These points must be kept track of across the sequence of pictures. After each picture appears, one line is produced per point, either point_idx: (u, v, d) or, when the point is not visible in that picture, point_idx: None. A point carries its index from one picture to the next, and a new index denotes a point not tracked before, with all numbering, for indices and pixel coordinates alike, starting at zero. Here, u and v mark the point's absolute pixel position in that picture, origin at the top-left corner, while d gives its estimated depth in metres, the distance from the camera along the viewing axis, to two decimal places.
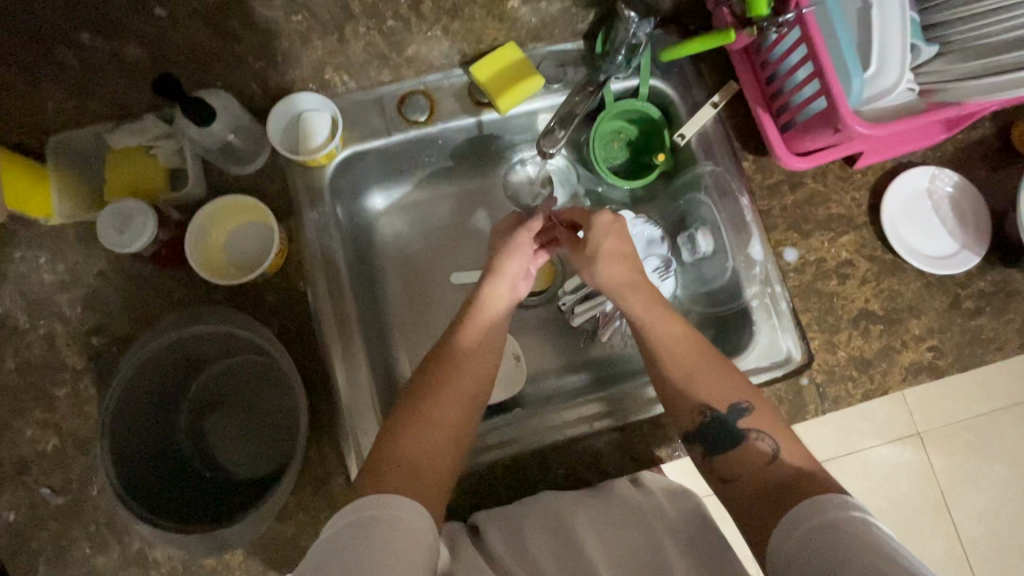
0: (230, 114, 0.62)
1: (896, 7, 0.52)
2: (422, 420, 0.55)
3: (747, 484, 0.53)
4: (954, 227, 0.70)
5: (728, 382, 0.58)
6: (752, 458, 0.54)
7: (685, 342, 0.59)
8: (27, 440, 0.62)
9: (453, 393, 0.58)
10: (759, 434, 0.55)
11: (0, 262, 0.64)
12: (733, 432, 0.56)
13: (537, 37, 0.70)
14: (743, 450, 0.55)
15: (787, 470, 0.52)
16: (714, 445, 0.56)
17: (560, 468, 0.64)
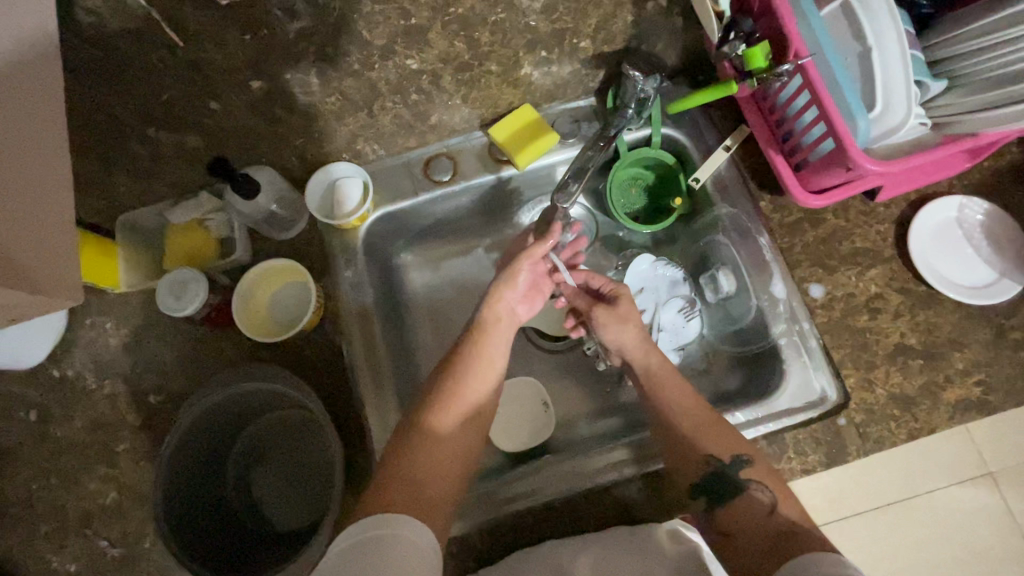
0: (274, 187, 0.68)
1: (895, 49, 0.53)
2: (427, 437, 0.58)
3: (748, 535, 0.55)
4: (991, 256, 0.68)
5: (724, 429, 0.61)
6: (751, 507, 0.57)
7: None
8: (91, 494, 0.66)
9: (458, 411, 0.61)
10: (758, 486, 0.57)
11: (74, 329, 0.71)
12: (738, 479, 0.58)
13: (551, 98, 0.74)
14: (752, 504, 0.57)
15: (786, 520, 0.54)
16: (719, 493, 0.59)
17: (592, 518, 0.64)
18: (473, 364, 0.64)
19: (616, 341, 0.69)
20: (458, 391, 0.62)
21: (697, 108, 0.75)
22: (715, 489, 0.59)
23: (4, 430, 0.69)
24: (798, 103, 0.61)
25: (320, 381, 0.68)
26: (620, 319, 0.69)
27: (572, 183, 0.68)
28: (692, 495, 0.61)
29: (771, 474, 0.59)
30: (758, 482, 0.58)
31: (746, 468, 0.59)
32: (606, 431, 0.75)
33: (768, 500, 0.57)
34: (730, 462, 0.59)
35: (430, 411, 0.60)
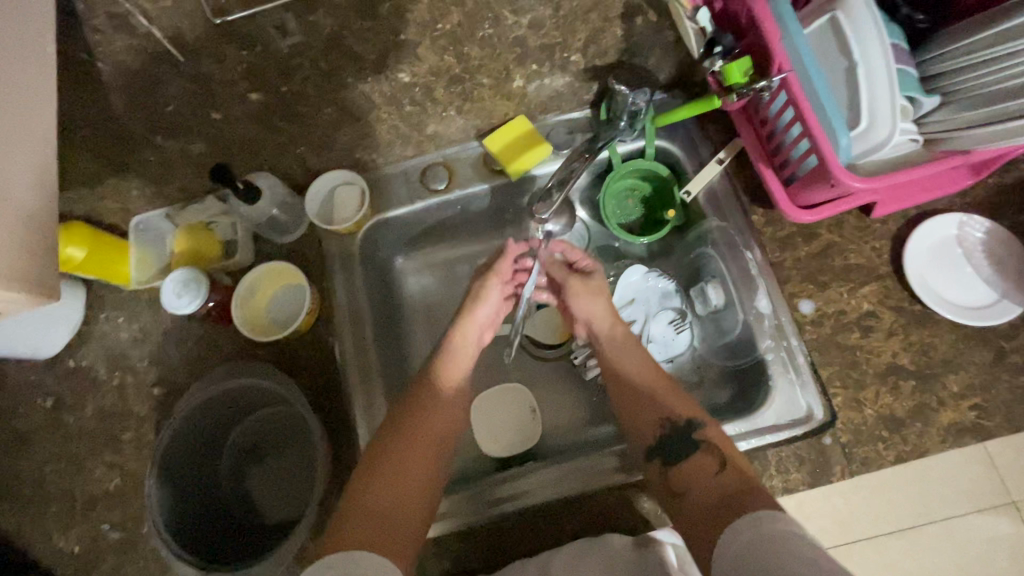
0: (276, 194, 0.72)
1: (881, 64, 0.53)
2: (393, 469, 0.60)
3: (699, 493, 0.58)
4: (991, 275, 0.66)
5: (676, 398, 0.66)
6: (701, 469, 0.60)
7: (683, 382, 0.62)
8: (96, 479, 0.70)
9: (422, 442, 0.63)
10: (709, 446, 0.61)
11: (90, 322, 0.76)
12: (692, 443, 0.62)
13: (546, 109, 0.75)
14: (705, 468, 0.60)
15: (732, 485, 0.57)
16: (674, 454, 0.62)
17: (567, 525, 0.64)
18: (437, 390, 0.67)
19: (586, 313, 0.74)
20: (421, 417, 0.65)
21: (691, 120, 0.75)
22: (669, 449, 0.62)
23: (22, 415, 0.74)
24: (785, 117, 0.61)
25: (312, 380, 0.70)
26: (592, 290, 0.74)
27: (555, 192, 0.68)
28: (647, 459, 0.64)
29: (723, 437, 0.61)
30: (711, 445, 0.61)
31: (700, 432, 0.62)
32: (593, 439, 0.76)
33: (716, 462, 0.59)
34: (685, 427, 0.63)
35: (391, 439, 0.62)
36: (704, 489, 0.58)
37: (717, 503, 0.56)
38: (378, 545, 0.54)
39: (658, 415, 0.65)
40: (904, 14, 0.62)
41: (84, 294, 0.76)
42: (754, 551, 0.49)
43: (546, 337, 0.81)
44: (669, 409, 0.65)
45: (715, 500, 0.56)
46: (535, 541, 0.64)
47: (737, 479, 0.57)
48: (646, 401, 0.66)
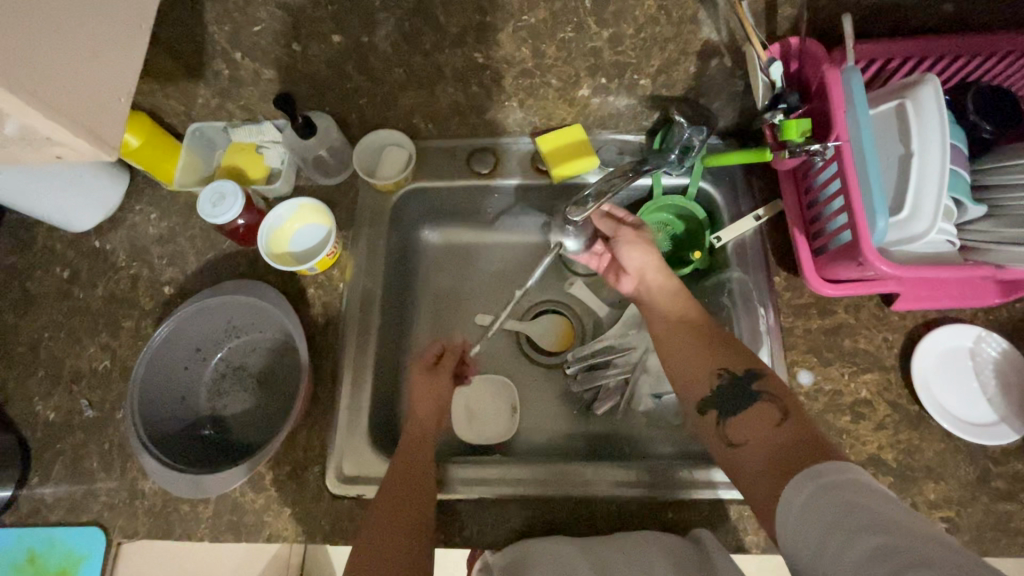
0: (326, 136, 0.75)
1: (936, 163, 0.53)
2: (382, 541, 0.54)
3: (756, 446, 0.52)
4: (997, 397, 0.65)
5: (731, 349, 0.60)
6: (759, 421, 0.54)
7: (713, 347, 0.61)
8: (88, 356, 0.73)
9: (406, 518, 0.57)
10: (771, 396, 0.55)
11: (124, 210, 0.79)
12: (752, 394, 0.56)
13: (603, 125, 0.77)
14: (765, 419, 0.54)
15: (793, 435, 0.51)
16: (731, 407, 0.56)
17: (475, 523, 0.65)
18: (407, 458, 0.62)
19: (639, 260, 0.70)
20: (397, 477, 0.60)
21: (738, 170, 0.76)
22: (727, 401, 0.57)
23: (40, 279, 0.77)
24: (832, 188, 0.62)
25: (312, 319, 0.73)
26: (645, 241, 0.71)
27: (591, 200, 0.67)
28: (702, 411, 0.58)
29: (785, 389, 0.56)
30: (773, 395, 0.55)
31: (760, 382, 0.57)
32: (565, 451, 0.76)
33: (778, 411, 0.54)
34: (744, 376, 0.57)
35: (373, 518, 0.57)
36: (764, 440, 0.52)
37: (773, 453, 0.51)
38: None
39: (714, 364, 0.59)
40: (972, 121, 0.61)
41: (127, 183, 0.79)
42: (820, 505, 0.43)
43: (544, 344, 0.82)
44: (727, 359, 0.59)
45: (764, 451, 0.51)
46: (455, 523, 0.65)
47: (803, 431, 0.51)
48: (699, 354, 0.61)
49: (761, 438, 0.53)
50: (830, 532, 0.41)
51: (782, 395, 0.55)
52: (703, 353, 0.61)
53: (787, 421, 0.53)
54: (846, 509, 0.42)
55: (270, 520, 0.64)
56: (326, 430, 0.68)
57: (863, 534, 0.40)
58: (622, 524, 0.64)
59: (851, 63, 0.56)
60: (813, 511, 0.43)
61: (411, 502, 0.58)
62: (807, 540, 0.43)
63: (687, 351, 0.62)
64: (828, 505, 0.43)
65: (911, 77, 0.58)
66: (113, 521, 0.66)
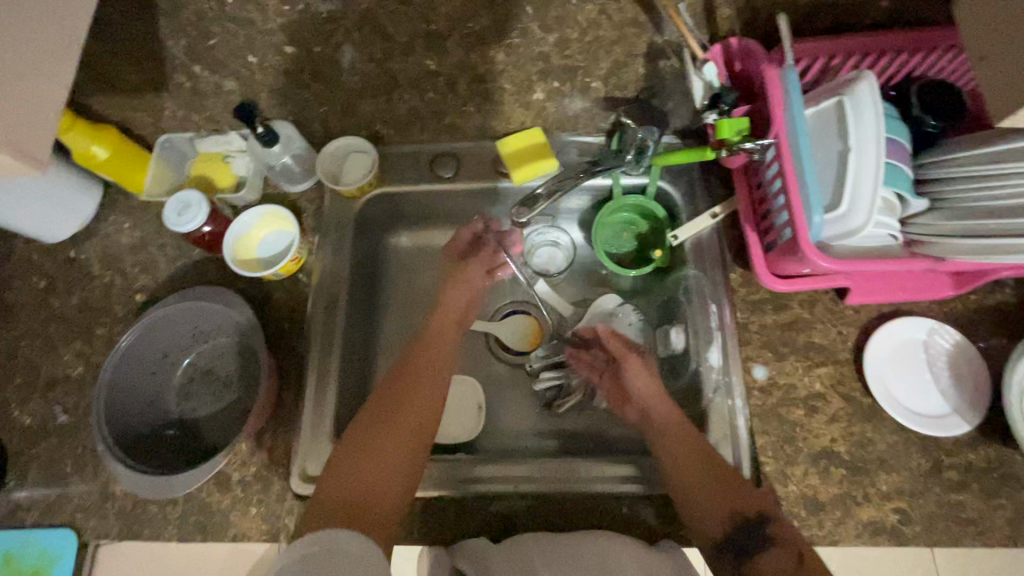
0: (290, 142, 0.76)
1: (871, 158, 0.54)
2: (376, 435, 0.62)
3: None
4: (949, 389, 0.65)
5: (742, 490, 0.59)
6: (775, 563, 0.54)
7: (719, 474, 0.60)
8: (62, 363, 0.75)
9: (401, 423, 0.64)
10: (783, 538, 0.55)
11: (98, 221, 0.81)
12: (761, 539, 0.56)
13: (561, 126, 0.75)
14: (777, 563, 0.54)
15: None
16: (744, 551, 0.56)
17: (423, 527, 0.65)
18: (405, 397, 0.66)
19: (643, 391, 0.69)
20: (397, 410, 0.64)
21: (695, 168, 0.77)
22: (741, 543, 0.56)
23: (17, 290, 0.79)
24: (777, 185, 0.62)
25: (278, 322, 0.74)
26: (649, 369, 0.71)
27: (541, 199, 0.70)
28: (716, 551, 0.57)
29: (795, 535, 0.56)
30: (786, 541, 0.55)
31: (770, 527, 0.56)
32: (530, 450, 0.77)
33: (794, 558, 0.54)
34: (756, 522, 0.57)
35: (371, 417, 0.64)
36: None
37: None
38: (353, 517, 0.57)
39: (726, 509, 0.58)
40: (915, 115, 0.61)
41: (100, 194, 0.81)
42: None
43: (512, 343, 0.83)
44: (740, 505, 0.58)
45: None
46: (414, 522, 0.66)
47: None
48: (716, 484, 0.59)
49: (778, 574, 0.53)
50: None
51: (793, 537, 0.55)
52: (720, 492, 0.59)
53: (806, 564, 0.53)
54: None
55: (235, 519, 0.66)
56: (292, 431, 0.70)
57: None
58: (579, 521, 0.65)
59: (788, 61, 0.57)
60: None
61: (405, 412, 0.65)
62: None
63: (704, 480, 0.59)
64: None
65: (848, 74, 0.59)
66: (86, 522, 0.68)
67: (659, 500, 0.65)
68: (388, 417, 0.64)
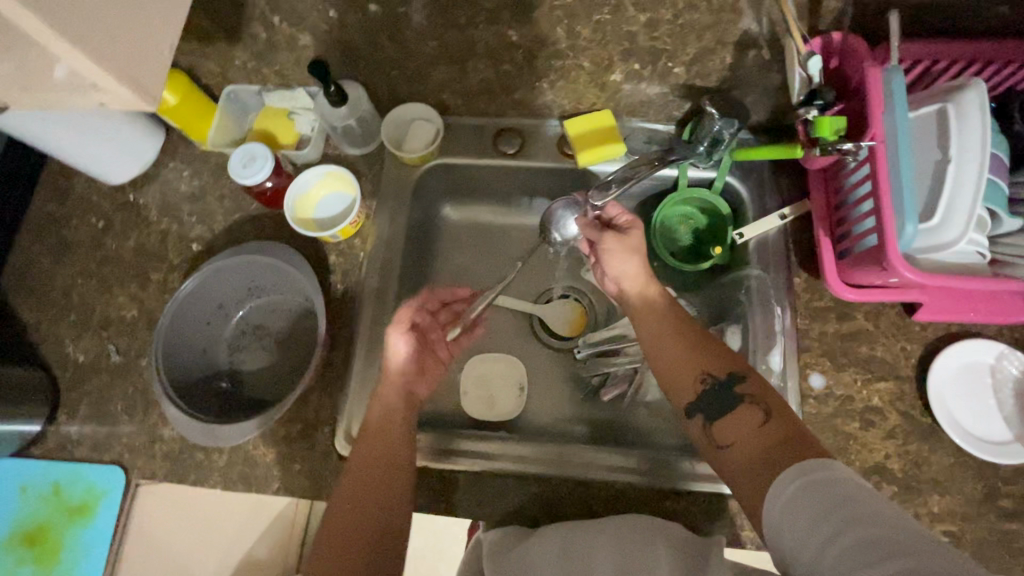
0: (357, 104, 0.75)
1: (973, 170, 0.52)
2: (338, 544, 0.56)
3: (741, 452, 0.53)
4: (1014, 416, 0.63)
5: (718, 353, 0.60)
6: (744, 424, 0.54)
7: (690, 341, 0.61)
8: (117, 304, 0.76)
9: (367, 525, 0.58)
10: (753, 399, 0.55)
11: (158, 167, 0.81)
12: (733, 397, 0.56)
13: (633, 112, 0.76)
14: (748, 422, 0.54)
15: (779, 438, 0.51)
16: (715, 412, 0.57)
17: (462, 499, 0.66)
18: (366, 492, 0.59)
19: (616, 270, 0.69)
20: (357, 512, 0.58)
21: (766, 167, 0.75)
22: (710, 405, 0.57)
23: (75, 228, 0.80)
24: (862, 190, 0.60)
25: (331, 284, 0.74)
26: (628, 248, 0.69)
27: (614, 186, 0.68)
28: (689, 415, 0.58)
29: (765, 389, 0.56)
30: (755, 397, 0.55)
31: (742, 385, 0.57)
32: (569, 434, 0.76)
33: (761, 414, 0.54)
34: (725, 379, 0.58)
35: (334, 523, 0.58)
36: (751, 441, 0.53)
37: (758, 454, 0.51)
38: None
39: (697, 370, 0.59)
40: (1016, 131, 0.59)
41: (161, 140, 0.81)
42: (806, 501, 0.44)
43: (557, 327, 0.82)
44: (708, 364, 0.59)
45: (754, 450, 0.52)
46: (454, 494, 0.66)
47: (784, 430, 0.51)
48: (687, 353, 0.61)
49: (744, 438, 0.53)
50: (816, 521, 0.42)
51: (765, 396, 0.55)
52: (692, 356, 0.60)
53: (769, 423, 0.53)
54: (831, 501, 0.42)
55: (279, 474, 0.67)
56: (339, 392, 0.70)
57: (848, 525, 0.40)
58: (614, 508, 0.65)
59: (893, 62, 0.55)
60: (802, 503, 0.44)
61: (369, 513, 0.58)
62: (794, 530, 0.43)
63: (674, 354, 0.61)
64: (816, 500, 0.43)
65: (955, 81, 0.56)
66: (133, 462, 0.69)
67: (705, 498, 0.64)
68: (348, 522, 0.58)
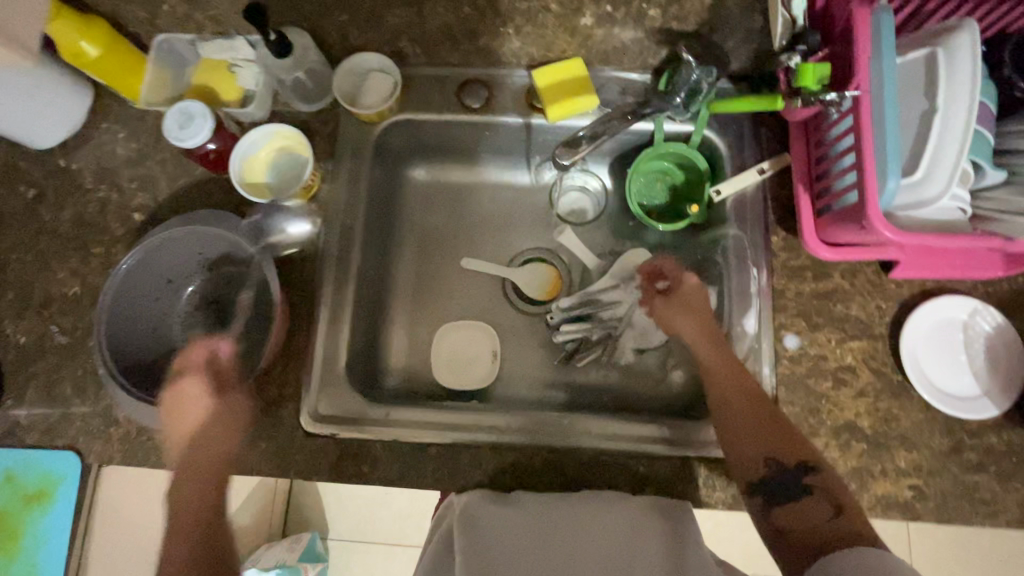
0: (306, 55, 0.69)
1: (960, 122, 0.49)
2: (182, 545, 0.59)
3: (802, 534, 0.56)
4: (983, 371, 0.63)
5: (789, 436, 0.60)
6: (811, 513, 0.57)
7: (766, 419, 0.60)
8: (57, 281, 0.71)
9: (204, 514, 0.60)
10: (821, 491, 0.57)
11: (90, 128, 0.74)
12: (801, 485, 0.58)
13: (605, 60, 0.70)
14: (818, 512, 0.56)
15: (853, 530, 0.53)
16: (779, 494, 0.59)
17: (434, 471, 0.65)
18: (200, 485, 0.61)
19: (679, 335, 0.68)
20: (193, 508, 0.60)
21: (746, 119, 0.71)
22: (779, 488, 0.59)
23: (3, 197, 0.73)
24: (844, 144, 0.57)
25: (287, 254, 0.70)
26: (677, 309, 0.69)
27: (583, 143, 0.64)
28: (750, 490, 0.60)
29: (835, 482, 0.58)
30: (824, 489, 0.58)
31: (812, 475, 0.58)
32: (542, 401, 0.75)
33: (831, 505, 0.56)
34: (795, 467, 0.59)
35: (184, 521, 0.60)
36: (811, 526, 0.56)
37: (824, 541, 0.54)
38: None
39: (764, 453, 0.59)
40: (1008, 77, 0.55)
41: (89, 97, 0.74)
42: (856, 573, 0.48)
43: (530, 292, 0.79)
44: (782, 449, 0.59)
45: (821, 537, 0.54)
46: (427, 468, 0.65)
47: (854, 525, 0.54)
48: (760, 429, 0.60)
49: (811, 526, 0.56)
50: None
51: (835, 488, 0.57)
52: (764, 434, 0.60)
53: (840, 515, 0.55)
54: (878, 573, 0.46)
55: (244, 453, 0.65)
56: (302, 368, 0.67)
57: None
58: (590, 482, 0.64)
59: (881, 2, 0.51)
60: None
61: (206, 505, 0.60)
62: None
63: (750, 428, 0.60)
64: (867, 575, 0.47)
65: (946, 23, 0.52)
66: (89, 446, 0.66)
67: (676, 460, 0.64)
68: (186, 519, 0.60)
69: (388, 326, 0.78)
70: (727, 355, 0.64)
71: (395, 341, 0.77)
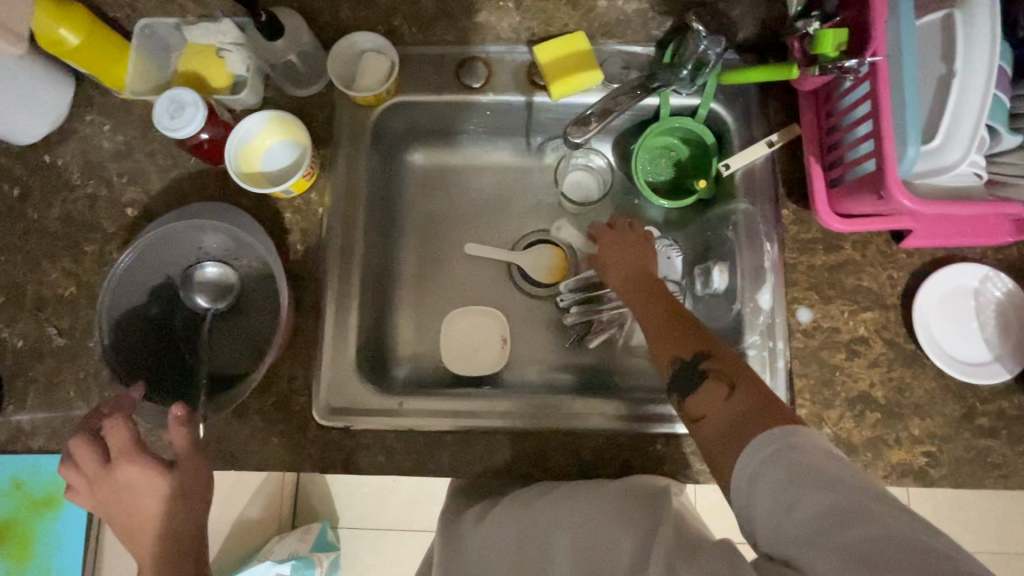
0: (297, 37, 0.66)
1: (980, 86, 0.48)
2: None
3: (713, 425, 0.49)
4: (993, 337, 0.64)
5: (683, 333, 0.55)
6: (713, 398, 0.50)
7: (664, 317, 0.57)
8: (50, 282, 0.68)
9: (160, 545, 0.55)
10: (720, 375, 0.51)
11: (73, 122, 0.71)
12: (700, 373, 0.52)
13: (608, 33, 0.68)
14: (716, 395, 0.50)
15: (753, 407, 0.47)
16: (683, 387, 0.52)
17: (449, 458, 0.64)
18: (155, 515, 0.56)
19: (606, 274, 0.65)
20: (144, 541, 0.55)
21: (752, 91, 0.70)
22: (682, 382, 0.52)
23: None
24: (858, 112, 0.56)
25: (288, 245, 0.68)
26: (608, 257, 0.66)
27: (593, 121, 0.62)
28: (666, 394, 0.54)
29: (732, 359, 0.52)
30: (721, 371, 0.51)
31: (708, 361, 0.52)
32: (552, 384, 0.74)
33: (727, 385, 0.50)
34: (693, 361, 0.53)
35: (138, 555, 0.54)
36: (720, 412, 0.49)
37: (732, 424, 0.47)
38: None
39: (671, 353, 0.54)
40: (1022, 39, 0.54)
41: (70, 89, 0.70)
42: (776, 470, 0.41)
43: (536, 275, 0.78)
44: (680, 347, 0.54)
45: (726, 423, 0.48)
46: (442, 456, 0.64)
47: (756, 397, 0.47)
48: (663, 336, 0.56)
49: (715, 412, 0.49)
50: (783, 492, 0.39)
51: (734, 369, 0.51)
52: (665, 338, 0.55)
53: (736, 394, 0.49)
54: (797, 472, 0.40)
55: (256, 449, 0.63)
56: (310, 361, 0.66)
57: (814, 492, 0.38)
58: (603, 463, 0.64)
59: None
60: (772, 471, 0.41)
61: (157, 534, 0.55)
62: (768, 505, 0.40)
63: (652, 333, 0.57)
64: (789, 469, 0.40)
65: None
66: None
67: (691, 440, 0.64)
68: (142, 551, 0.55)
69: (394, 315, 0.76)
70: (631, 278, 0.63)
71: (401, 330, 0.76)
